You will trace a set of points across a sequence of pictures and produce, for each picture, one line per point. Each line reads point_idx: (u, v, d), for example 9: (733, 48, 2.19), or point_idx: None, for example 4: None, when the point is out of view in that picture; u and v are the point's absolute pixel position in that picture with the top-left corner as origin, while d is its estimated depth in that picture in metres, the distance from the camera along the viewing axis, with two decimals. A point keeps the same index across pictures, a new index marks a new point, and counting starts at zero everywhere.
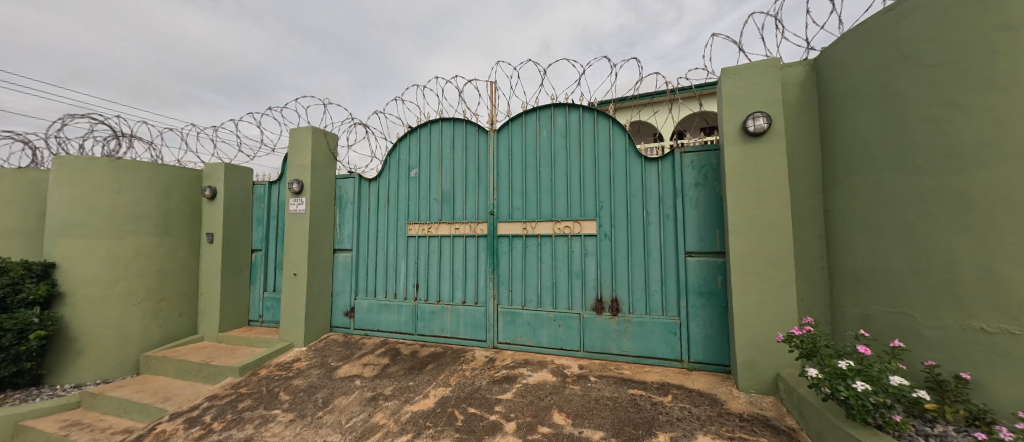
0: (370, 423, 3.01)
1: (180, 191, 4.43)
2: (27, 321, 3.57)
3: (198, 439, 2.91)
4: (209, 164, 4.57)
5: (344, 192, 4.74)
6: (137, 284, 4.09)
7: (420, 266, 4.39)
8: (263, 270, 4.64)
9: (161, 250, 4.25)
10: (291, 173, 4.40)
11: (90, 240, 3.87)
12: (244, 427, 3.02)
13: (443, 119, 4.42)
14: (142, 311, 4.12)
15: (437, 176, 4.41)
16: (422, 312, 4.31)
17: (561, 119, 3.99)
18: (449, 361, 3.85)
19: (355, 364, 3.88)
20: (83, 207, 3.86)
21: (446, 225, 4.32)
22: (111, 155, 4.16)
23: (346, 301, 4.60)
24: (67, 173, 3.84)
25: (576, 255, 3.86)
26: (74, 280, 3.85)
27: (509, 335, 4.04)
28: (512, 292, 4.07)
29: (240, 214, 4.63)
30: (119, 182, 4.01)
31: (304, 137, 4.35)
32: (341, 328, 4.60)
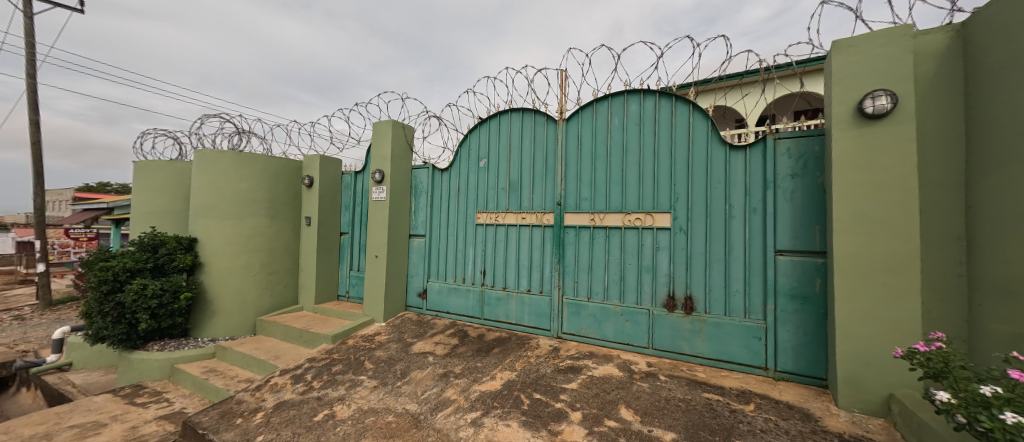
0: (443, 397, 3.23)
1: (285, 179, 5.09)
2: (179, 284, 4.39)
3: (302, 394, 3.38)
4: (307, 156, 5.16)
5: (418, 182, 5.05)
6: (253, 259, 4.80)
7: (487, 253, 4.54)
8: (349, 251, 5.16)
9: (271, 230, 4.93)
10: (375, 164, 4.80)
11: (220, 221, 4.62)
12: (338, 388, 3.43)
13: (512, 109, 4.47)
14: (256, 282, 4.82)
15: (505, 165, 4.49)
16: (488, 297, 4.47)
17: (635, 107, 3.81)
18: (514, 347, 3.95)
19: (428, 342, 4.17)
20: (215, 192, 4.60)
21: (512, 214, 4.41)
22: (235, 148, 4.90)
23: (419, 283, 4.94)
24: (204, 164, 4.60)
25: (646, 249, 3.70)
26: (210, 253, 4.63)
27: (573, 327, 4.01)
28: (577, 283, 4.02)
29: (331, 200, 5.18)
30: (241, 171, 4.70)
31: (386, 130, 4.70)
32: (414, 308, 4.96)
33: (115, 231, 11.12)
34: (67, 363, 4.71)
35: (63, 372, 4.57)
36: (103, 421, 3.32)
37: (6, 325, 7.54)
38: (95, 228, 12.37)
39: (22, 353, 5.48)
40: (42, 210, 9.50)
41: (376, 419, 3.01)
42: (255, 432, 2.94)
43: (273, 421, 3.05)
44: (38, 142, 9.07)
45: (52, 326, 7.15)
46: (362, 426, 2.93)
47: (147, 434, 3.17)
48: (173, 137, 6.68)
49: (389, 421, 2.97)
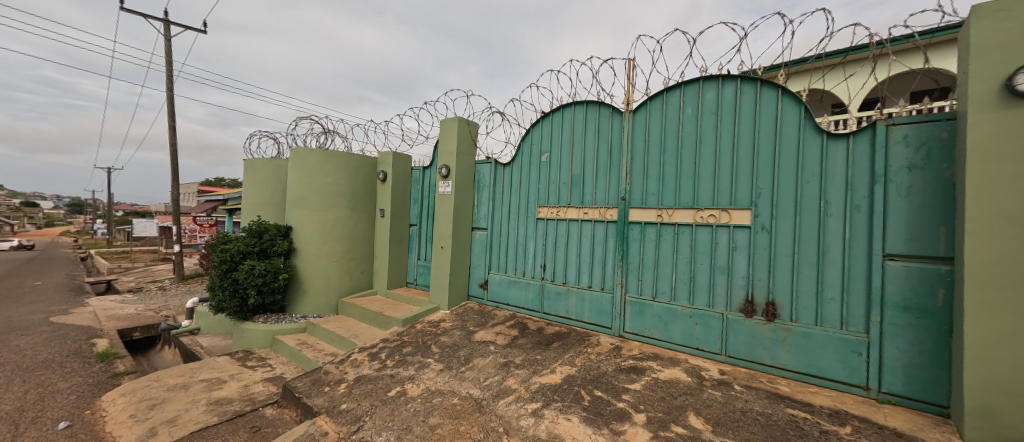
0: (504, 385, 3.32)
1: (363, 174, 5.55)
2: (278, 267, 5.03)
3: (378, 370, 3.70)
4: (381, 153, 5.56)
5: (481, 177, 5.21)
6: (336, 246, 5.33)
7: (547, 248, 4.55)
8: (417, 242, 5.50)
9: (350, 221, 5.42)
10: (442, 159, 5.03)
11: (310, 211, 5.20)
12: (408, 368, 3.70)
13: (576, 102, 4.39)
14: (339, 267, 5.35)
15: (568, 159, 4.45)
16: (548, 291, 4.48)
17: (711, 95, 3.52)
18: (574, 343, 3.92)
19: (489, 331, 4.30)
20: (306, 186, 5.18)
21: (574, 209, 4.36)
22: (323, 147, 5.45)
23: (481, 274, 5.11)
24: (297, 161, 5.18)
25: (721, 249, 3.43)
26: (302, 240, 5.23)
27: (635, 326, 3.86)
28: (642, 282, 3.86)
29: (402, 193, 5.55)
30: (326, 167, 5.22)
31: (452, 127, 4.88)
32: (476, 298, 5.16)
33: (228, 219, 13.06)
34: (195, 327, 5.65)
35: (193, 335, 5.50)
36: (223, 378, 3.94)
37: (153, 293, 9.28)
38: (214, 215, 14.65)
39: (164, 318, 6.69)
40: (176, 200, 11.45)
41: (443, 400, 3.19)
42: (340, 401, 3.28)
43: (354, 393, 3.38)
44: (174, 144, 10.90)
45: (184, 296, 8.65)
46: (430, 405, 3.13)
47: (256, 392, 3.70)
48: (273, 138, 7.61)
49: (454, 403, 3.13)
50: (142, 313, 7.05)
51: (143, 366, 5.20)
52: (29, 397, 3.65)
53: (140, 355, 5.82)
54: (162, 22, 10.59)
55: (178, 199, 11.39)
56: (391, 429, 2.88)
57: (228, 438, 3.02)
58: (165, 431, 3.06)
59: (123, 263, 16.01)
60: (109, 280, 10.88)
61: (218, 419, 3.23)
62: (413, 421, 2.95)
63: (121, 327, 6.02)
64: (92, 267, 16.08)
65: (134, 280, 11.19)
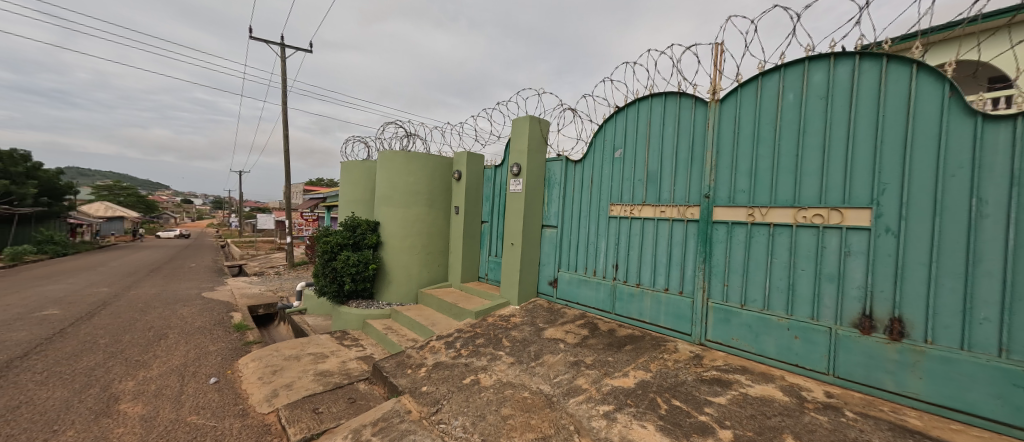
0: (574, 384, 3.30)
1: (440, 173, 5.91)
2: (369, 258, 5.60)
3: (454, 358, 3.94)
4: (457, 153, 5.86)
5: (551, 174, 5.23)
6: (417, 240, 5.77)
7: (620, 247, 4.40)
8: (489, 238, 5.71)
9: (429, 217, 5.81)
10: (513, 158, 5.14)
11: (395, 208, 5.70)
12: (481, 359, 3.87)
13: (654, 95, 4.17)
14: (419, 260, 5.78)
15: (644, 155, 4.24)
16: (620, 292, 4.34)
17: (819, 77, 3.08)
18: (648, 347, 3.74)
19: (558, 329, 4.30)
20: (391, 185, 5.68)
21: (650, 207, 4.15)
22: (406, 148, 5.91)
23: (550, 272, 5.14)
24: (384, 162, 5.70)
25: (830, 253, 2.98)
26: (388, 234, 5.77)
27: (720, 335, 3.56)
28: (728, 287, 3.54)
29: (475, 192, 5.80)
30: (408, 168, 5.65)
31: (524, 126, 4.94)
32: (545, 295, 5.20)
33: (326, 214, 14.92)
34: (303, 308, 6.56)
35: (302, 314, 6.40)
36: (325, 353, 4.51)
37: (271, 277, 11.00)
38: (316, 211, 16.82)
39: (280, 298, 7.90)
40: (287, 197, 13.40)
41: (514, 392, 3.28)
42: (420, 383, 3.55)
43: (433, 377, 3.63)
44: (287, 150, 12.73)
45: (294, 280, 10.11)
46: (502, 396, 3.24)
47: (351, 368, 4.17)
48: (365, 142, 8.47)
49: (525, 397, 3.19)
50: (264, 293, 8.41)
51: (266, 337, 6.20)
52: (189, 355, 4.59)
53: (263, 327, 6.95)
54: (279, 46, 12.42)
55: (289, 197, 13.30)
56: (466, 415, 3.04)
57: (330, 405, 3.47)
58: (283, 394, 3.62)
59: (249, 250, 19.25)
60: (241, 264, 13.16)
61: (322, 388, 3.73)
62: (486, 409, 3.08)
63: (250, 303, 7.24)
64: (228, 253, 19.60)
65: (258, 265, 13.37)
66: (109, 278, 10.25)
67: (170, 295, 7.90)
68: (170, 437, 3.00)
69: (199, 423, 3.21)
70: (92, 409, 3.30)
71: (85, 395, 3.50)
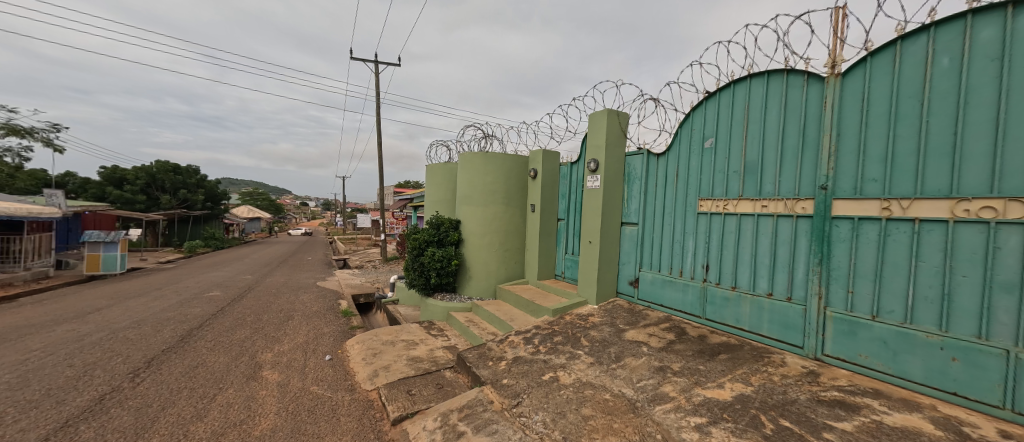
0: (660, 391, 3.10)
1: (517, 172, 6.05)
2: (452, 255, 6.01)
3: (533, 354, 4.00)
4: (533, 152, 5.94)
5: (632, 169, 5.02)
6: (495, 238, 5.99)
7: (711, 246, 4.03)
8: (565, 236, 5.67)
9: (506, 215, 6.00)
10: (590, 153, 5.01)
11: (475, 207, 6.01)
12: (559, 356, 3.87)
13: (754, 75, 3.72)
14: (497, 257, 5.99)
15: (741, 144, 3.82)
16: (712, 296, 3.97)
17: (990, 33, 2.37)
18: (747, 358, 3.35)
19: (640, 331, 4.10)
20: (471, 185, 6.00)
21: (749, 201, 3.72)
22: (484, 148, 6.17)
23: (631, 271, 4.93)
24: (467, 164, 6.05)
25: (1007, 257, 2.29)
26: (469, 233, 6.11)
27: (841, 350, 3.02)
28: (854, 295, 2.98)
29: (551, 189, 5.82)
30: (487, 168, 5.91)
31: (601, 120, 4.79)
32: (625, 295, 5.01)
33: (413, 214, 16.31)
34: (396, 299, 7.26)
35: (395, 304, 7.09)
36: (415, 341, 4.92)
37: (369, 270, 12.40)
38: (404, 211, 18.46)
39: (378, 289, 8.86)
40: (381, 199, 14.96)
41: (594, 393, 3.21)
42: (501, 376, 3.68)
43: (513, 371, 3.74)
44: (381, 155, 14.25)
45: (388, 273, 11.25)
46: (582, 396, 3.19)
47: (438, 356, 4.49)
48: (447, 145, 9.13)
49: (606, 399, 3.10)
50: (365, 284, 9.52)
51: (366, 323, 7.03)
52: (309, 334, 5.40)
53: (364, 314, 7.87)
54: (376, 63, 13.97)
55: (383, 198, 14.86)
56: (547, 411, 3.06)
57: (422, 388, 3.79)
58: (382, 375, 4.05)
59: (351, 246, 21.98)
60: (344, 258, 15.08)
61: (415, 373, 4.08)
62: (567, 408, 3.06)
63: (354, 293, 8.25)
64: (335, 248, 22.62)
65: (358, 259, 15.19)
66: (251, 268, 12.56)
67: (294, 283, 9.41)
68: (298, 402, 3.57)
69: (318, 393, 3.76)
70: (244, 373, 4.07)
71: (239, 361, 4.35)
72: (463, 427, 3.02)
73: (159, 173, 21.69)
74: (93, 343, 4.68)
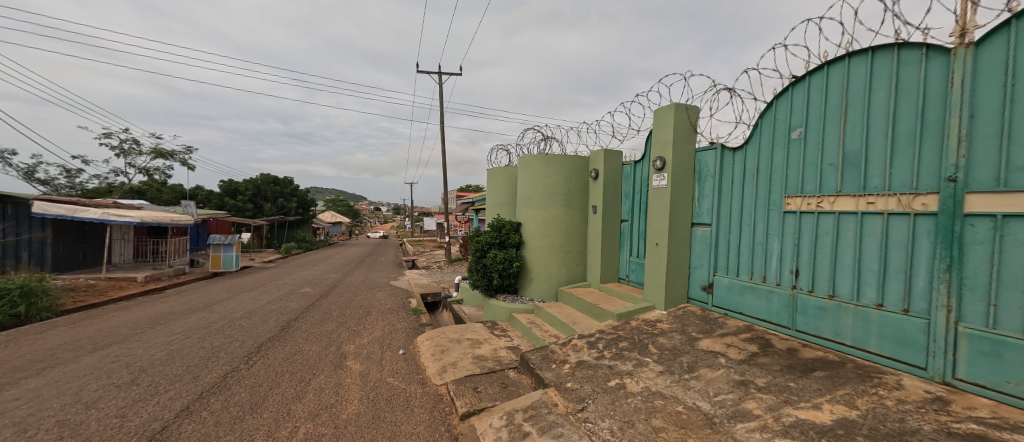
0: (742, 407, 2.82)
1: (577, 173, 6.01)
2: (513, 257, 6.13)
3: (597, 358, 3.91)
4: (593, 152, 5.85)
5: (703, 166, 4.69)
6: (556, 240, 5.99)
7: (801, 249, 3.61)
8: (629, 238, 5.48)
9: (567, 217, 5.98)
10: (656, 151, 4.77)
11: (537, 209, 6.09)
12: (626, 363, 3.73)
13: (853, 54, 3.25)
14: (558, 259, 5.99)
15: (838, 133, 3.35)
16: (803, 304, 3.55)
17: None
18: (851, 377, 2.91)
19: (716, 341, 3.79)
20: (533, 188, 6.10)
21: (849, 198, 3.24)
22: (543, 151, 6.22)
23: (704, 275, 4.61)
24: (528, 167, 6.16)
25: None
26: (530, 235, 6.20)
27: (980, 374, 2.47)
28: (998, 309, 2.40)
29: (614, 190, 5.66)
30: (547, 171, 5.97)
31: (668, 115, 4.55)
32: (697, 302, 4.69)
33: (474, 217, 16.91)
34: (460, 299, 7.59)
35: (460, 304, 7.42)
36: (480, 340, 5.09)
37: (435, 270, 13.13)
38: (467, 214, 19.24)
39: (444, 288, 9.34)
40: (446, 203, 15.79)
41: (665, 404, 3.03)
42: (565, 379, 3.64)
43: (577, 375, 3.69)
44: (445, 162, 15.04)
45: (453, 274, 11.82)
46: (652, 406, 3.03)
47: (502, 356, 4.60)
48: (508, 150, 9.41)
49: (679, 412, 2.91)
50: (432, 283, 10.11)
51: (434, 320, 7.44)
52: (384, 330, 5.87)
53: (432, 312, 8.34)
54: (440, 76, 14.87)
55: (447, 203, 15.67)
56: (614, 418, 2.97)
57: (487, 386, 3.90)
58: (451, 371, 4.26)
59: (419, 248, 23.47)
60: (413, 259, 16.13)
61: (480, 371, 4.23)
62: (635, 417, 2.93)
63: (423, 292, 8.80)
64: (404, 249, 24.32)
65: (425, 260, 16.16)
66: (334, 267, 14.04)
67: (371, 282, 10.30)
68: (377, 391, 3.89)
69: (394, 384, 4.06)
70: (332, 362, 4.55)
71: (328, 351, 4.87)
72: (529, 428, 3.05)
73: (262, 185, 25.22)
74: (218, 329, 5.58)
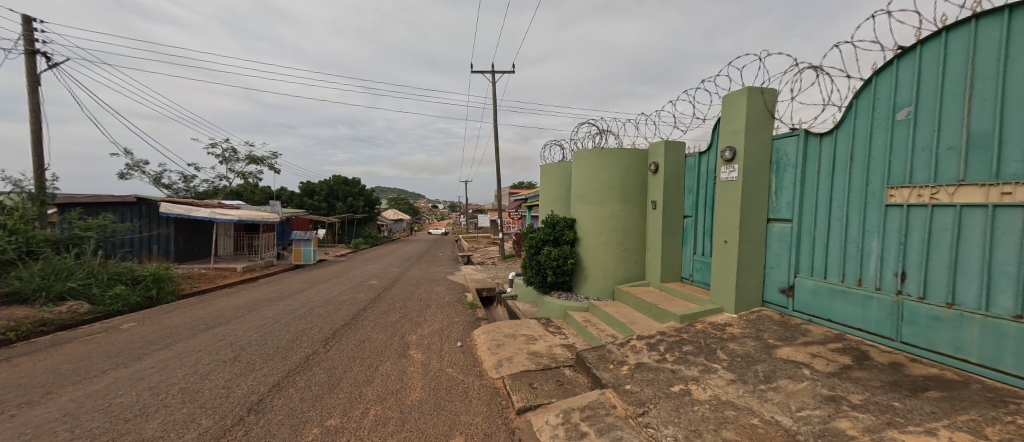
0: (832, 426, 2.49)
1: (634, 167, 5.77)
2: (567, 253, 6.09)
3: (659, 361, 3.72)
4: (653, 144, 5.56)
5: (783, 155, 4.23)
6: (613, 236, 5.81)
7: (908, 249, 3.11)
8: (693, 235, 5.14)
9: (625, 213, 5.77)
10: (725, 140, 4.40)
11: (592, 206, 5.97)
12: (691, 368, 3.50)
13: (983, 14, 2.68)
14: (614, 256, 5.80)
15: (960, 110, 2.81)
16: (910, 312, 3.06)
17: None
18: (977, 401, 2.43)
19: (798, 350, 3.42)
20: (588, 184, 6.01)
21: (976, 188, 2.70)
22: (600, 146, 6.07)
23: (783, 277, 4.17)
24: (582, 162, 6.08)
25: None
26: (585, 231, 6.09)
27: None
28: None
29: (676, 184, 5.34)
30: (603, 166, 5.82)
31: (739, 100, 4.17)
32: (775, 305, 4.27)
33: (527, 213, 17.00)
34: (515, 294, 7.70)
35: (514, 300, 7.52)
36: (534, 336, 5.11)
37: (489, 266, 13.46)
38: (520, 211, 19.46)
39: (498, 284, 9.53)
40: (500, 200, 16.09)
41: (738, 415, 2.78)
42: (624, 381, 3.51)
43: (636, 377, 3.54)
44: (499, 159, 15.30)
45: (507, 270, 12.02)
46: (721, 416, 2.80)
47: (557, 353, 4.57)
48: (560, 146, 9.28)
49: (754, 424, 2.65)
50: (487, 279, 10.37)
51: (489, 315, 7.64)
52: (443, 322, 6.14)
53: (487, 307, 8.57)
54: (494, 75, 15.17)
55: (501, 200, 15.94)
56: (678, 426, 2.79)
57: (543, 383, 3.91)
58: (506, 365, 4.33)
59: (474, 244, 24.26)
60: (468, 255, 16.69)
61: (536, 367, 4.24)
62: (702, 426, 2.73)
63: (479, 287, 9.06)
64: (459, 246, 25.28)
65: (480, 256, 16.63)
66: (397, 262, 15.00)
67: (430, 276, 10.85)
68: (438, 381, 4.08)
69: (453, 375, 4.23)
70: (397, 350, 4.86)
71: (393, 340, 5.21)
72: (587, 428, 2.99)
73: (334, 185, 27.76)
74: (301, 315, 6.24)
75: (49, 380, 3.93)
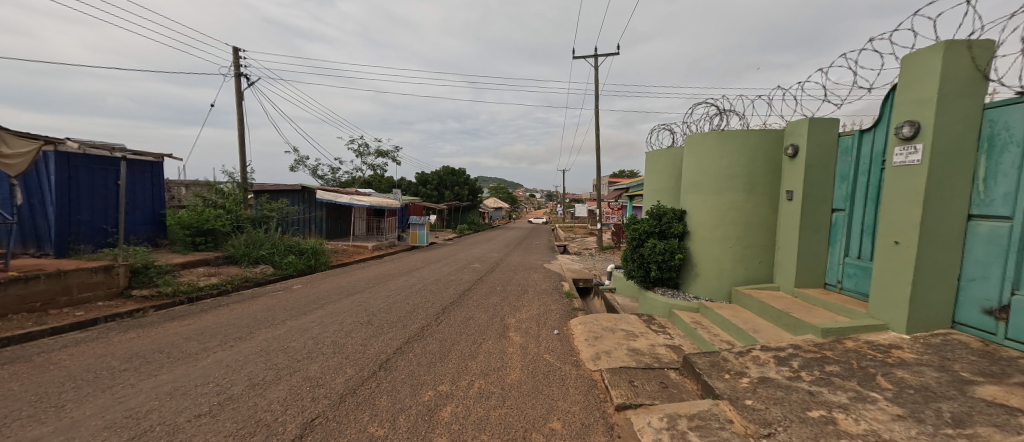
0: None
1: (765, 151, 4.98)
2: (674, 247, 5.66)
3: (790, 379, 3.19)
4: (793, 122, 4.71)
5: (1001, 128, 3.12)
6: (732, 231, 5.15)
7: None
8: (846, 233, 4.22)
9: (749, 204, 5.06)
10: (903, 113, 3.47)
11: (707, 196, 5.39)
12: (837, 393, 2.91)
13: None
14: (733, 254, 5.16)
15: None
16: None
17: None
18: None
19: (1013, 391, 2.55)
20: (704, 172, 5.43)
21: None
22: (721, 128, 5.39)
23: (992, 293, 3.13)
24: (697, 147, 5.52)
25: None
26: (697, 224, 5.56)
27: None
28: None
29: (823, 170, 4.44)
30: (723, 150, 5.19)
31: (929, 60, 3.22)
32: (975, 330, 3.24)
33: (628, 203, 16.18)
34: (614, 287, 7.46)
35: (613, 293, 7.30)
36: (635, 333, 4.88)
37: (585, 257, 13.30)
38: (619, 201, 18.64)
39: (595, 276, 9.36)
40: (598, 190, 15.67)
41: None
42: (743, 395, 3.10)
43: (759, 392, 3.10)
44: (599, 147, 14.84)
45: (604, 262, 11.70)
46: None
47: (660, 353, 4.29)
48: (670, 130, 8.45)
49: None
50: (584, 269, 10.27)
51: (586, 306, 7.59)
52: (540, 308, 6.30)
53: (583, 298, 8.51)
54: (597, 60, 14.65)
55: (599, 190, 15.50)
56: None
57: (644, 382, 3.71)
58: (604, 359, 4.25)
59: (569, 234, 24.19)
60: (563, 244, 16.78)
61: (636, 365, 4.06)
62: None
63: (575, 277, 9.03)
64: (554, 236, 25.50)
65: (576, 246, 16.55)
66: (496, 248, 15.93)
67: (527, 263, 11.24)
68: (536, 365, 4.23)
69: (551, 361, 4.33)
70: (499, 330, 5.18)
71: (494, 321, 5.56)
72: (695, 438, 2.74)
73: (443, 176, 30.62)
74: (418, 291, 7.11)
75: (250, 322, 5.27)
